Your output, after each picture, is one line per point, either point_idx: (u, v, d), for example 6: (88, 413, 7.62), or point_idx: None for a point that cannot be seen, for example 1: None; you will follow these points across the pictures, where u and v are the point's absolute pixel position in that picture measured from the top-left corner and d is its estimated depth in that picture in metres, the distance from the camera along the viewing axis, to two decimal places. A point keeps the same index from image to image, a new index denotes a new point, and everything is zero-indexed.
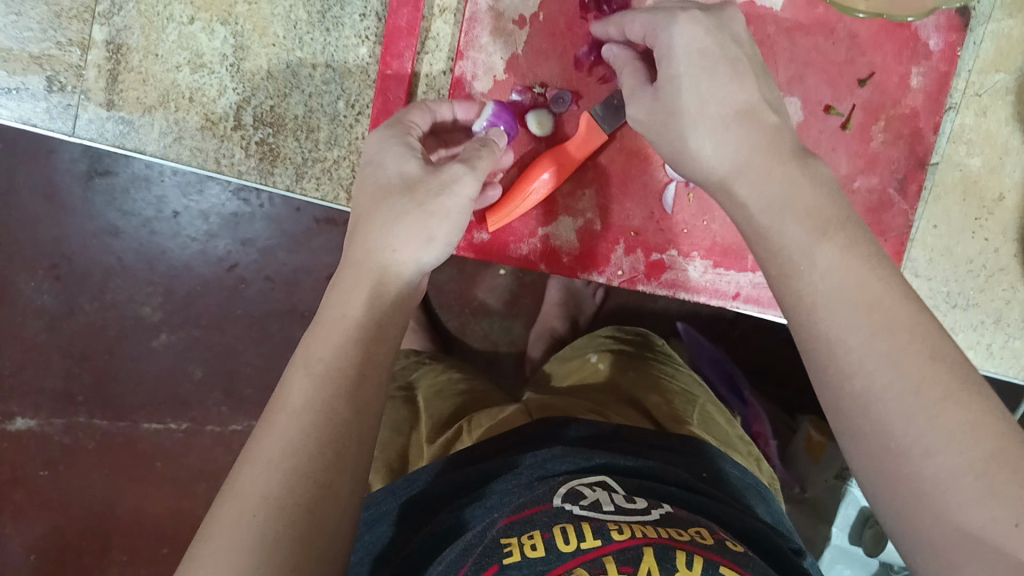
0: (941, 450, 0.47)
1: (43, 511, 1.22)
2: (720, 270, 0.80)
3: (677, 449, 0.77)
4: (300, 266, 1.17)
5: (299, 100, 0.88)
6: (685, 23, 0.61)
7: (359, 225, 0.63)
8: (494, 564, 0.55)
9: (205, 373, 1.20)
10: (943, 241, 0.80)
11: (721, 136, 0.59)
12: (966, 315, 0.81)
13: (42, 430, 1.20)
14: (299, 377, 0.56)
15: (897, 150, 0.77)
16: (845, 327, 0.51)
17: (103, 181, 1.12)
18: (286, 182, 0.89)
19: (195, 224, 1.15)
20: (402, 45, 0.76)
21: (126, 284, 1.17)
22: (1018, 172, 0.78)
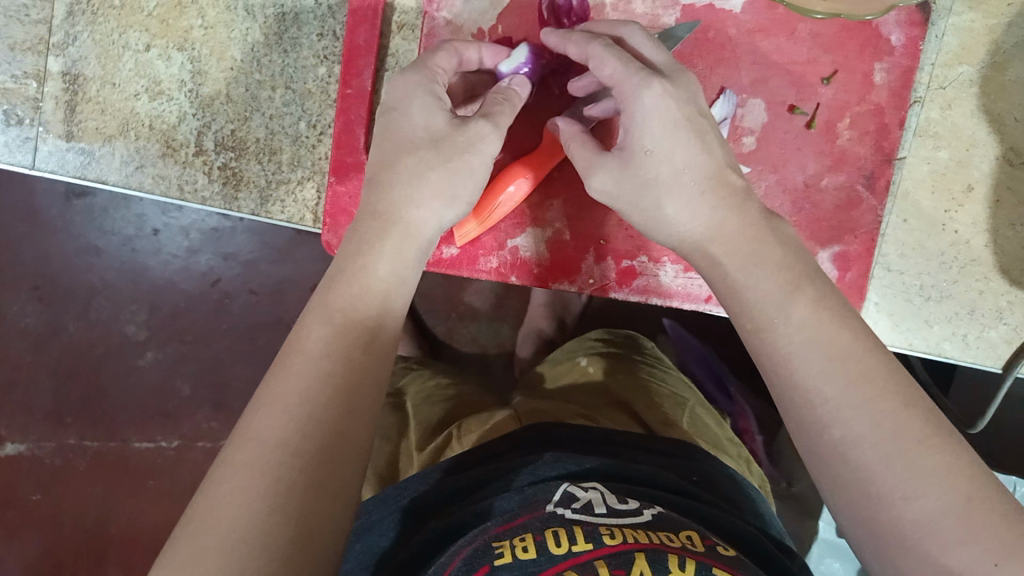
0: (920, 493, 0.44)
1: (37, 531, 1.20)
2: (692, 274, 0.73)
3: (670, 451, 0.76)
4: (283, 278, 1.16)
5: (260, 122, 0.77)
6: (653, 97, 0.59)
7: (382, 176, 0.60)
8: (484, 564, 0.54)
9: (192, 389, 1.19)
10: (914, 236, 0.70)
11: (693, 205, 0.59)
12: (941, 309, 0.70)
13: (32, 453, 1.18)
14: (304, 336, 0.51)
15: (864, 148, 0.71)
16: (821, 376, 0.49)
17: (81, 202, 1.13)
18: (252, 207, 0.77)
19: (175, 241, 1.15)
20: (361, 63, 0.71)
21: (110, 302, 1.16)
22: (987, 164, 0.70)
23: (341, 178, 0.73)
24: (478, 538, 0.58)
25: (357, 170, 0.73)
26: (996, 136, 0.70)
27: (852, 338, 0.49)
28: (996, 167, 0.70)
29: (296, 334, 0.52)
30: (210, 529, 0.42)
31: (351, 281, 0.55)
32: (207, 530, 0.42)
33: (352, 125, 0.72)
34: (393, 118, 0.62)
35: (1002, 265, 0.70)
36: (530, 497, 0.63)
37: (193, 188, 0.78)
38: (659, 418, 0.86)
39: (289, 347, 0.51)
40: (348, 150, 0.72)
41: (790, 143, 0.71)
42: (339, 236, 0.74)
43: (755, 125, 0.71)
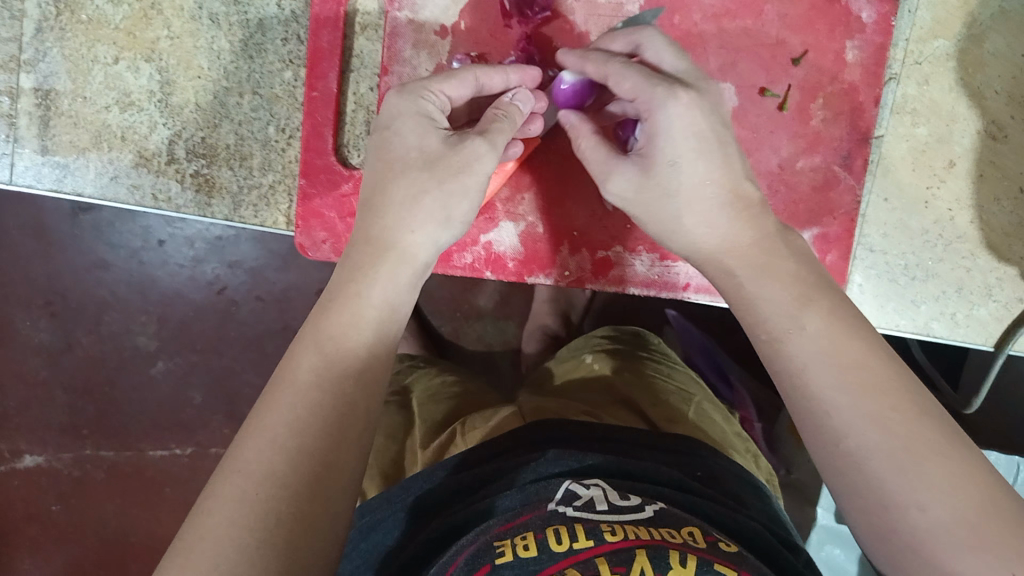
0: (934, 503, 0.45)
1: (58, 545, 1.22)
2: (667, 262, 0.76)
3: (675, 445, 0.73)
4: (289, 284, 1.17)
5: (230, 129, 0.79)
6: (677, 110, 0.60)
7: (382, 193, 0.62)
8: (485, 564, 0.52)
9: (205, 397, 1.20)
10: (895, 214, 0.74)
11: (713, 216, 0.60)
12: (926, 287, 0.74)
13: (51, 466, 1.20)
14: (298, 364, 0.53)
15: (839, 128, 0.73)
16: (833, 387, 0.50)
17: (88, 218, 1.14)
18: (225, 211, 0.79)
19: (181, 251, 1.16)
20: (325, 66, 0.73)
21: (121, 315, 1.17)
22: (967, 138, 0.73)
23: (313, 180, 0.75)
24: (479, 538, 0.55)
25: (331, 172, 0.75)
26: (975, 110, 0.73)
27: (864, 349, 0.51)
28: (977, 141, 0.73)
29: (291, 360, 0.54)
30: (192, 562, 0.44)
31: (345, 307, 0.56)
32: (192, 553, 0.45)
33: (321, 127, 0.74)
34: (389, 137, 0.64)
35: (987, 240, 0.73)
36: (532, 495, 0.60)
37: (165, 196, 0.80)
38: (666, 414, 0.83)
39: (283, 373, 0.53)
40: (319, 153, 0.75)
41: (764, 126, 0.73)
42: (316, 240, 0.75)
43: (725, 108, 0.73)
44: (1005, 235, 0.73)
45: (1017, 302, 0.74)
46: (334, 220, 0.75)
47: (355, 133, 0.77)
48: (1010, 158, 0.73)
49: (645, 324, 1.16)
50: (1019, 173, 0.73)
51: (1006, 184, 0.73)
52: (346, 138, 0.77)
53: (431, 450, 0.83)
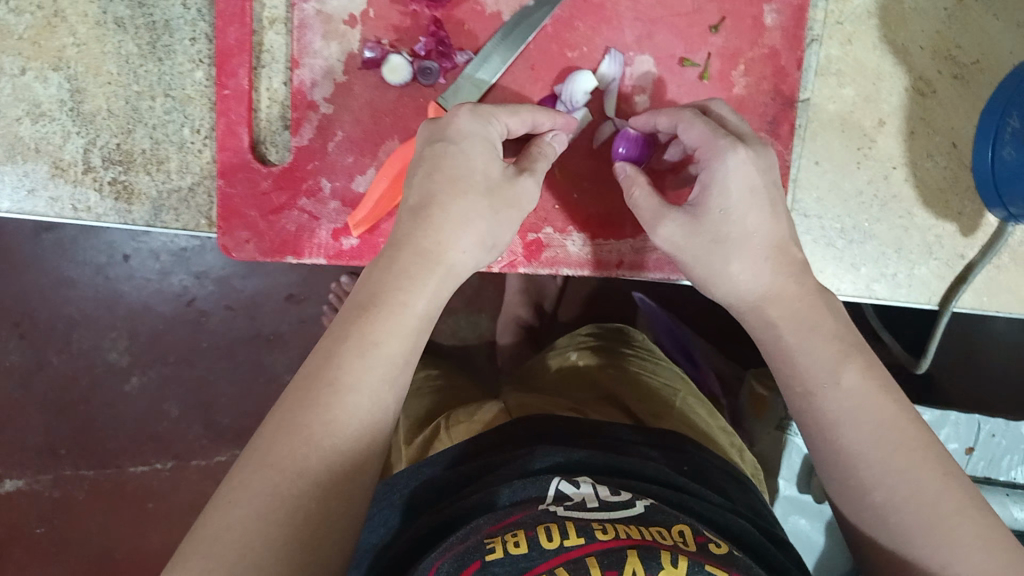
0: (958, 562, 0.45)
1: (44, 565, 1.20)
2: (599, 241, 0.65)
3: (662, 441, 0.70)
4: (256, 291, 1.16)
5: (145, 133, 0.65)
6: (739, 162, 0.55)
7: (428, 202, 0.55)
8: (474, 562, 0.50)
9: (181, 409, 1.19)
10: (826, 176, 0.64)
11: (759, 268, 0.55)
12: (864, 250, 0.64)
13: (32, 488, 1.19)
14: (339, 357, 0.49)
15: (762, 95, 0.65)
16: (865, 442, 0.49)
17: (51, 236, 1.13)
18: (146, 218, 0.65)
19: (147, 264, 1.14)
20: (235, 62, 0.64)
21: (90, 333, 1.17)
22: (896, 97, 0.64)
23: (230, 180, 0.65)
24: (468, 537, 0.53)
25: (247, 169, 0.65)
26: (901, 68, 0.64)
27: (896, 411, 0.50)
28: (906, 99, 0.64)
29: (333, 347, 0.50)
30: (218, 547, 0.43)
31: (385, 298, 0.52)
32: (216, 548, 0.43)
33: (235, 125, 0.65)
34: (442, 149, 0.56)
35: (923, 198, 0.64)
36: (524, 492, 0.58)
37: (82, 206, 0.65)
38: (651, 411, 0.81)
39: (323, 359, 0.49)
40: (234, 151, 0.65)
41: (684, 98, 0.65)
42: (239, 241, 0.66)
43: (645, 81, 0.65)
44: (943, 191, 0.64)
45: (960, 261, 0.64)
46: (255, 219, 0.66)
47: (271, 130, 0.67)
48: (943, 113, 0.64)
49: (617, 309, 1.14)
50: (950, 125, 0.63)
51: (938, 140, 0.64)
52: (261, 135, 0.67)
53: (414, 447, 0.79)
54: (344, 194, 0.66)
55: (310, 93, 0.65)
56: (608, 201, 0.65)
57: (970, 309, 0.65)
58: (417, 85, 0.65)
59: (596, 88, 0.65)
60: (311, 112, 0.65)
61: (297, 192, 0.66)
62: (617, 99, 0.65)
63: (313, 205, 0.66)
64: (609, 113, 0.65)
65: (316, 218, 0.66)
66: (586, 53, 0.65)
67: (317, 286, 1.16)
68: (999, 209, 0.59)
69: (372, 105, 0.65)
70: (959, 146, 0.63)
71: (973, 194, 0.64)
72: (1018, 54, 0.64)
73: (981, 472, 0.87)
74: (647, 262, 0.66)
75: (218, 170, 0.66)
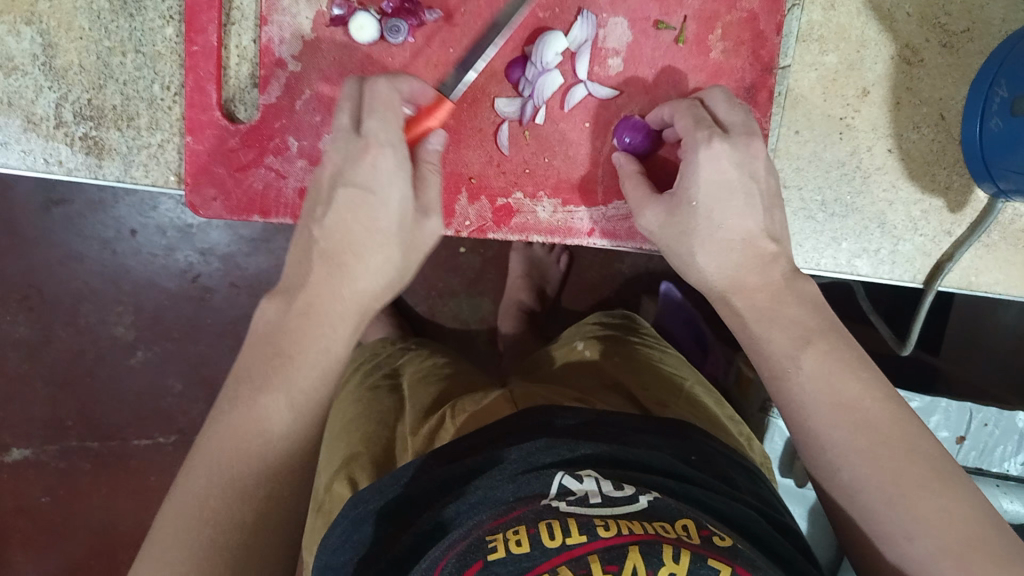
0: (921, 537, 0.42)
1: (53, 535, 1.17)
2: (570, 208, 0.64)
3: (668, 429, 0.60)
4: (260, 269, 1.10)
5: (116, 90, 0.62)
6: (710, 156, 0.53)
7: (341, 244, 0.50)
8: (477, 562, 0.42)
9: (185, 385, 1.14)
10: (807, 147, 0.62)
11: (722, 257, 0.53)
12: (846, 225, 0.63)
13: (37, 458, 1.15)
14: (256, 391, 0.46)
15: (740, 59, 0.62)
16: (826, 423, 0.45)
17: (61, 211, 1.06)
18: (116, 174, 0.63)
19: (153, 240, 1.08)
20: (203, 18, 0.60)
21: (98, 307, 1.10)
22: (882, 65, 0.61)
23: (198, 138, 0.63)
24: (466, 536, 0.45)
25: (215, 127, 0.63)
26: (887, 34, 0.61)
27: (860, 390, 0.46)
28: (891, 68, 0.61)
29: (249, 385, 0.46)
30: None
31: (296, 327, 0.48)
32: None
33: (203, 82, 0.61)
34: (353, 196, 0.51)
35: (909, 170, 0.62)
36: (526, 487, 0.50)
37: (51, 161, 0.62)
38: (657, 397, 0.70)
39: (237, 397, 0.46)
40: (202, 108, 0.62)
41: (659, 61, 0.62)
42: (205, 198, 0.64)
43: (619, 45, 0.62)
44: (928, 164, 0.62)
45: (947, 238, 0.63)
46: (223, 175, 0.64)
47: (239, 88, 0.64)
48: (931, 83, 0.61)
49: (623, 294, 1.08)
50: (938, 96, 0.61)
51: (924, 111, 0.61)
52: (231, 92, 0.64)
53: (421, 436, 0.69)
54: (311, 153, 0.64)
55: (277, 50, 0.62)
56: (580, 167, 0.64)
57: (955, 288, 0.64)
58: (384, 44, 0.62)
59: (567, 48, 0.62)
60: (279, 70, 0.63)
61: (264, 150, 0.64)
62: (589, 61, 0.62)
63: (281, 163, 0.64)
64: (581, 76, 0.62)
65: (284, 176, 0.64)
66: (558, 14, 0.61)
67: None
68: (989, 185, 0.57)
69: (342, 61, 0.63)
70: (947, 117, 0.61)
71: (962, 168, 0.62)
72: (1010, 20, 0.60)
73: (974, 460, 0.85)
74: (618, 230, 0.64)
75: (187, 127, 0.63)
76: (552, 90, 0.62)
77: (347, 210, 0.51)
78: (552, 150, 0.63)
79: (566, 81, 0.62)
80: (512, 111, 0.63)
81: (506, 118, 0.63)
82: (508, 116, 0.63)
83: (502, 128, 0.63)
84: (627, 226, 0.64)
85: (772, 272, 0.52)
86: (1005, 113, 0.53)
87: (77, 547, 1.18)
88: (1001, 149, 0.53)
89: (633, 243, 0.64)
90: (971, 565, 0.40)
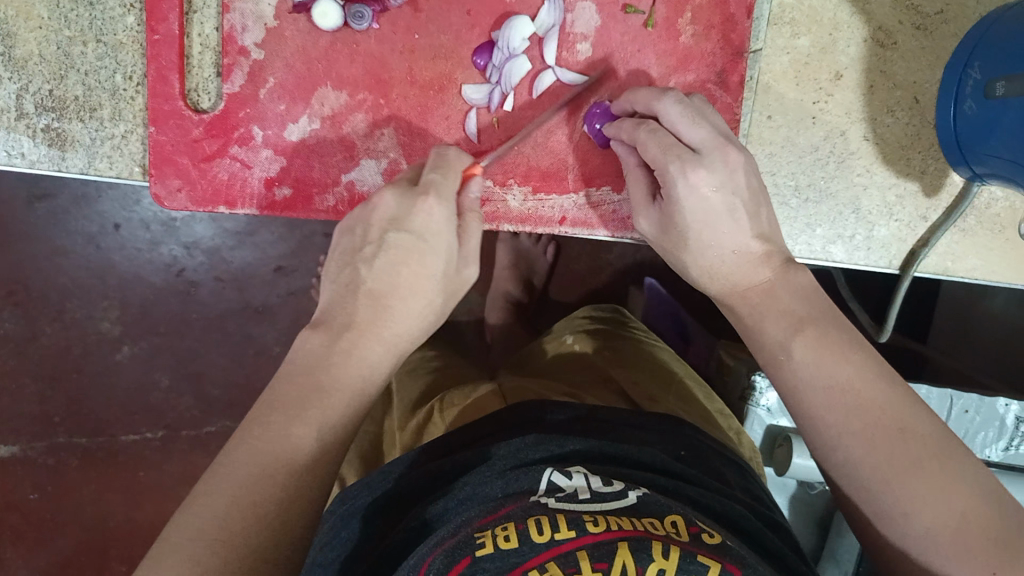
0: (919, 511, 0.42)
1: (39, 538, 1.09)
2: (541, 196, 0.64)
3: (658, 423, 0.57)
4: (246, 262, 1.05)
5: (77, 80, 0.61)
6: (687, 189, 0.52)
7: (390, 288, 0.50)
8: (464, 558, 0.40)
9: (171, 379, 1.08)
10: (779, 133, 0.62)
11: (720, 271, 0.54)
12: (820, 211, 0.63)
13: (24, 455, 1.07)
14: (286, 421, 0.45)
15: (711, 43, 0.61)
16: (822, 407, 0.45)
17: (44, 206, 1.01)
18: (80, 166, 0.62)
19: (137, 235, 1.03)
20: (166, 6, 0.60)
21: (83, 302, 1.05)
22: (855, 47, 0.60)
23: (161, 128, 0.62)
24: (454, 533, 0.43)
25: (178, 117, 0.62)
26: (860, 17, 0.60)
27: (852, 373, 0.45)
28: (864, 51, 0.60)
29: (282, 412, 0.45)
30: None
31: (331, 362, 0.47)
32: None
33: (165, 71, 0.61)
34: (405, 242, 0.51)
35: (883, 155, 0.62)
36: (514, 484, 0.47)
37: (14, 154, 0.62)
38: (647, 390, 0.66)
39: (265, 424, 0.44)
40: (165, 98, 0.62)
41: (630, 45, 0.61)
42: (170, 189, 0.64)
43: (587, 29, 0.61)
44: (903, 149, 0.61)
45: (923, 223, 0.62)
46: (187, 166, 0.64)
47: (202, 77, 0.63)
48: (905, 65, 0.60)
49: (611, 286, 1.05)
50: (911, 79, 0.60)
51: (898, 94, 0.61)
52: (192, 82, 0.63)
53: (406, 433, 0.68)
54: (276, 143, 0.64)
55: (241, 38, 0.62)
56: (548, 155, 0.63)
57: (934, 273, 0.64)
58: (349, 31, 0.62)
59: (534, 33, 0.62)
60: (242, 58, 0.62)
61: (229, 140, 0.63)
62: (557, 47, 0.61)
63: (246, 153, 0.64)
64: (548, 62, 0.62)
65: (249, 166, 0.64)
66: None
67: (309, 254, 1.05)
68: (965, 170, 0.57)
69: (305, 50, 0.62)
70: (921, 100, 0.61)
71: (936, 152, 0.61)
72: (985, 3, 0.60)
73: None
74: (588, 219, 0.64)
75: (150, 117, 0.62)
76: (519, 76, 0.62)
77: (397, 257, 0.51)
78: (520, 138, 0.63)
79: (533, 66, 0.62)
80: (479, 98, 0.63)
81: (474, 106, 0.63)
82: (476, 103, 0.63)
83: (471, 115, 0.63)
84: (598, 215, 0.64)
85: (761, 272, 0.52)
86: (978, 95, 0.52)
87: (67, 545, 1.10)
88: (977, 133, 0.53)
89: (605, 232, 0.64)
90: (967, 540, 0.41)
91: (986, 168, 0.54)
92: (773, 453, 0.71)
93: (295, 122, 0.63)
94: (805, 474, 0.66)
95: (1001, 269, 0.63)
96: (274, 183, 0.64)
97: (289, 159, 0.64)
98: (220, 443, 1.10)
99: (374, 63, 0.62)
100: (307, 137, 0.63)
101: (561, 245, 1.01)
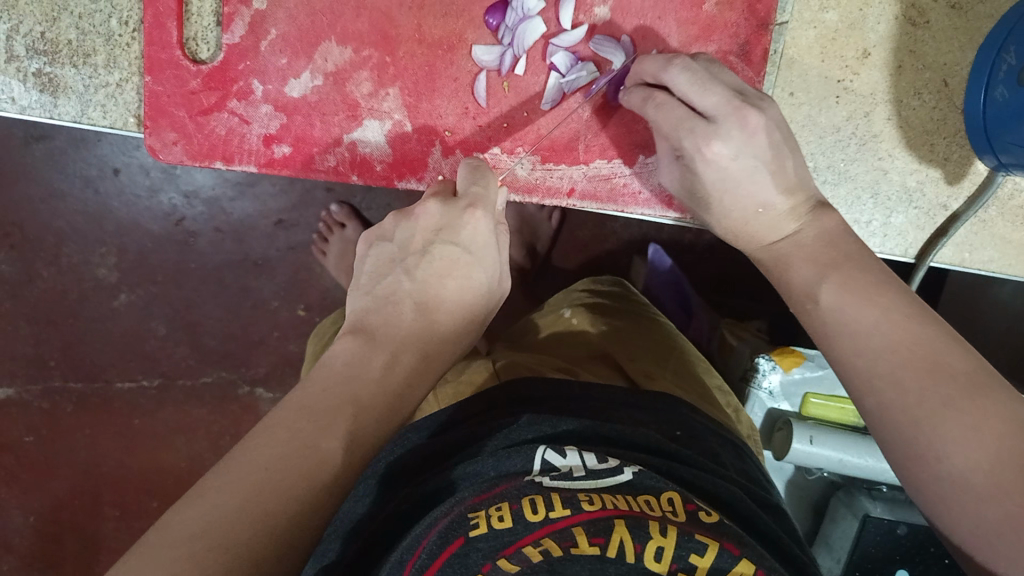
0: (951, 453, 0.36)
1: (33, 480, 1.09)
2: (550, 166, 0.62)
3: (652, 403, 0.56)
4: (247, 213, 1.02)
5: (71, 23, 0.59)
6: (708, 161, 0.51)
7: (438, 299, 0.54)
8: (459, 537, 0.39)
9: (167, 328, 1.06)
10: (801, 110, 0.60)
11: (757, 223, 0.53)
12: (838, 193, 0.61)
13: (20, 397, 1.07)
14: (318, 432, 0.42)
15: (734, 13, 0.59)
16: (853, 346, 0.42)
17: (42, 148, 0.97)
18: (72, 113, 0.60)
19: (136, 181, 1.00)
20: None
21: (80, 247, 1.02)
22: (886, 24, 0.58)
23: (157, 78, 0.61)
24: (448, 511, 0.42)
25: (176, 67, 0.60)
26: None
27: (877, 315, 0.42)
28: (895, 28, 0.58)
29: (309, 423, 0.43)
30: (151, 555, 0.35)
31: (378, 370, 0.48)
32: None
33: (162, 18, 0.59)
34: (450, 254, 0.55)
35: (908, 139, 0.60)
36: (507, 463, 0.46)
37: (3, 98, 0.60)
38: (644, 369, 0.64)
39: (297, 430, 0.42)
40: (162, 46, 0.60)
41: (649, 11, 0.59)
42: (165, 141, 0.62)
43: None
44: (928, 133, 0.59)
45: (943, 211, 0.61)
46: (184, 118, 0.62)
47: (202, 26, 0.61)
48: (936, 46, 0.58)
49: (616, 257, 1.02)
50: (942, 61, 0.58)
51: (928, 76, 0.58)
52: (190, 31, 0.61)
53: None
54: (276, 98, 0.62)
55: None
56: (560, 125, 0.61)
57: (949, 263, 0.62)
58: None
59: None
60: (244, 8, 0.60)
61: (227, 93, 0.61)
62: (573, 10, 0.59)
63: (245, 108, 0.62)
64: (564, 25, 0.59)
65: (248, 122, 0.62)
66: None
67: (310, 210, 1.03)
68: (990, 157, 0.55)
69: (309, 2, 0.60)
70: (951, 83, 0.58)
71: (962, 139, 0.59)
72: None
73: None
74: (596, 192, 0.62)
75: (146, 66, 0.60)
76: (532, 40, 0.60)
77: (442, 266, 0.55)
78: (532, 107, 0.61)
79: (548, 30, 0.60)
80: (488, 60, 0.60)
81: (484, 69, 0.60)
82: (485, 65, 0.60)
83: (479, 77, 0.61)
84: (608, 188, 0.62)
85: (787, 227, 0.51)
86: (1011, 82, 0.50)
87: (60, 487, 1.09)
88: (1007, 121, 0.51)
89: (613, 206, 0.62)
90: (1001, 481, 0.35)
91: (1014, 156, 0.51)
92: (773, 435, 0.70)
93: (297, 78, 0.61)
94: (804, 459, 0.66)
95: (1018, 262, 0.61)
96: (272, 142, 0.63)
97: (288, 115, 0.62)
98: (215, 394, 1.08)
99: (379, 17, 0.60)
100: (309, 94, 0.61)
101: (565, 211, 0.97)
